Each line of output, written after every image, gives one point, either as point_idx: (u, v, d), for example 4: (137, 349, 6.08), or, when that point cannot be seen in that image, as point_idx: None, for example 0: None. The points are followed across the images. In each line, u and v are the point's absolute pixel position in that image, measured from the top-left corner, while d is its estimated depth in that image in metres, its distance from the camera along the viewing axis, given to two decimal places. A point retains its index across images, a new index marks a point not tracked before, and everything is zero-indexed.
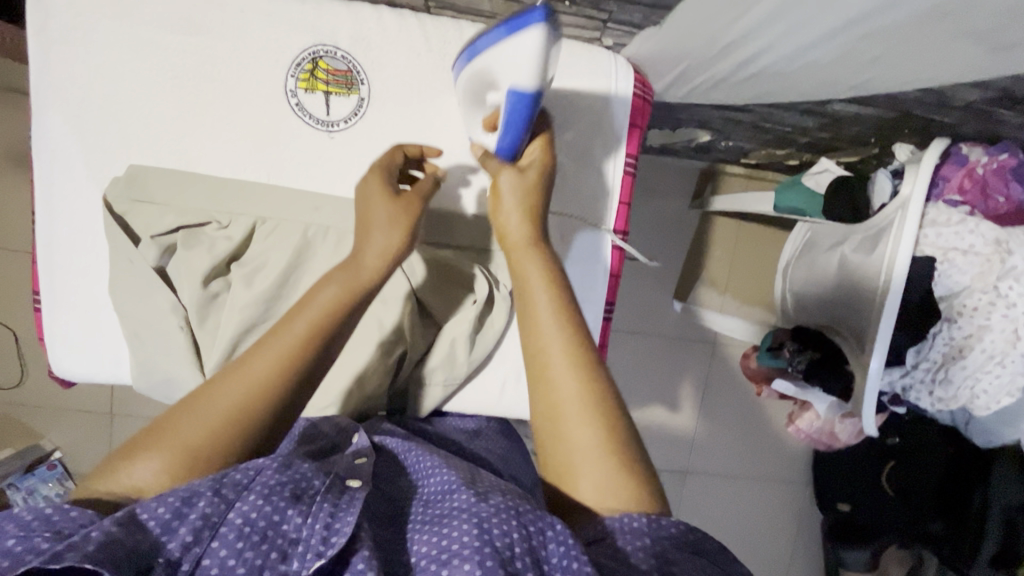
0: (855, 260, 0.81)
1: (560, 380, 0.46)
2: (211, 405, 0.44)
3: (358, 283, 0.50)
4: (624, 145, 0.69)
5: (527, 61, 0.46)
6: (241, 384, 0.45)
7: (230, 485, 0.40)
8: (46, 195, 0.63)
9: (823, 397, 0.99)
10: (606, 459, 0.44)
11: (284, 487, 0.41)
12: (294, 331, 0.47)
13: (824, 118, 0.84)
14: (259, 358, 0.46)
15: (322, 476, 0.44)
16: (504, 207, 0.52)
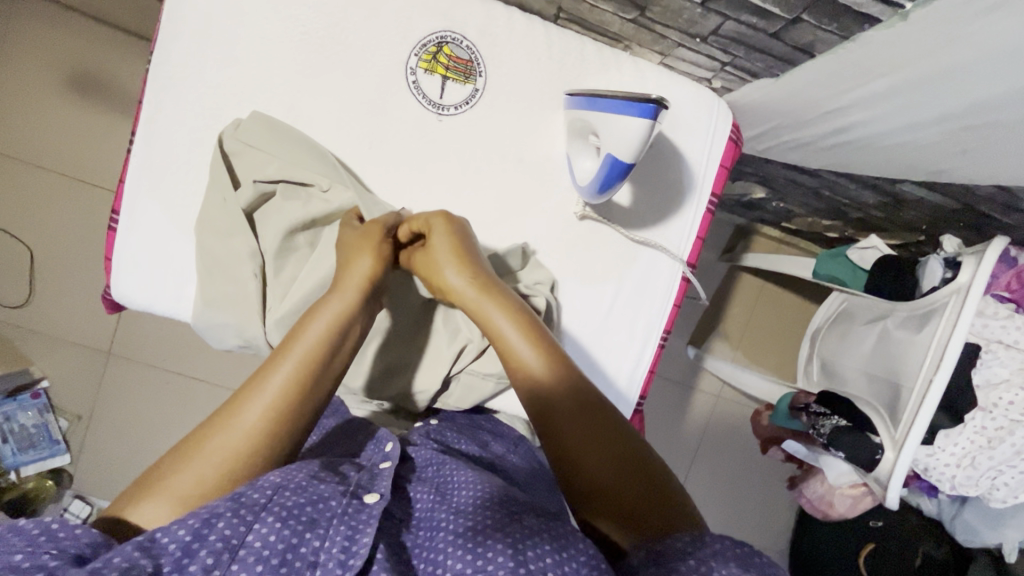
0: (896, 336, 0.83)
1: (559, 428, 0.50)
2: (212, 452, 0.45)
3: (348, 312, 0.53)
4: (711, 183, 0.71)
5: (621, 139, 0.54)
6: (235, 426, 0.46)
7: (247, 505, 0.41)
8: (149, 118, 0.63)
9: (835, 465, 1.01)
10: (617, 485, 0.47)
11: (301, 511, 0.42)
12: (285, 368, 0.48)
13: (886, 197, 0.87)
14: (254, 398, 0.47)
15: (340, 497, 0.44)
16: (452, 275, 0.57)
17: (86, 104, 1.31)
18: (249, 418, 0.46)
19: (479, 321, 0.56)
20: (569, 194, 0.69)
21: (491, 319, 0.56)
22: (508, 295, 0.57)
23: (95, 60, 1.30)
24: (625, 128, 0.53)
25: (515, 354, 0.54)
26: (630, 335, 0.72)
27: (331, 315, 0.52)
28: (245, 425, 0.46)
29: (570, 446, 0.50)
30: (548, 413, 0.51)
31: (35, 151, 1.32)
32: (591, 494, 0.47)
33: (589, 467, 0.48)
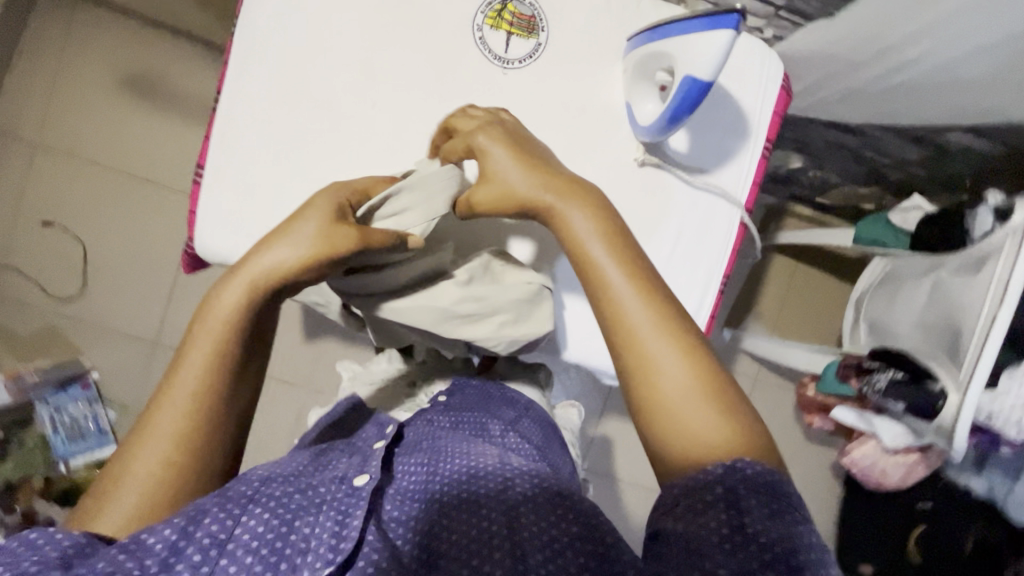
0: (952, 283, 0.83)
1: (644, 344, 0.48)
2: (158, 436, 0.51)
3: (259, 287, 0.54)
4: (766, 128, 0.72)
5: (698, 58, 0.56)
6: (167, 424, 0.51)
7: (236, 499, 0.49)
8: (235, 77, 0.67)
9: (890, 427, 1.01)
10: (696, 400, 0.46)
11: (287, 507, 0.50)
12: (200, 359, 0.53)
13: (930, 151, 0.89)
14: (182, 375, 0.53)
15: (331, 487, 0.53)
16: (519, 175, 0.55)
17: (137, 102, 1.38)
18: (181, 399, 0.52)
19: (548, 220, 0.54)
20: (629, 141, 0.71)
21: (569, 217, 0.53)
22: (592, 193, 0.54)
23: (145, 59, 1.37)
24: (707, 46, 0.55)
25: (593, 264, 0.51)
26: (691, 280, 0.73)
27: (245, 278, 0.54)
28: (176, 423, 0.51)
29: (638, 360, 0.48)
30: (632, 327, 0.48)
31: (88, 148, 1.37)
32: (652, 410, 0.47)
33: (662, 383, 0.47)
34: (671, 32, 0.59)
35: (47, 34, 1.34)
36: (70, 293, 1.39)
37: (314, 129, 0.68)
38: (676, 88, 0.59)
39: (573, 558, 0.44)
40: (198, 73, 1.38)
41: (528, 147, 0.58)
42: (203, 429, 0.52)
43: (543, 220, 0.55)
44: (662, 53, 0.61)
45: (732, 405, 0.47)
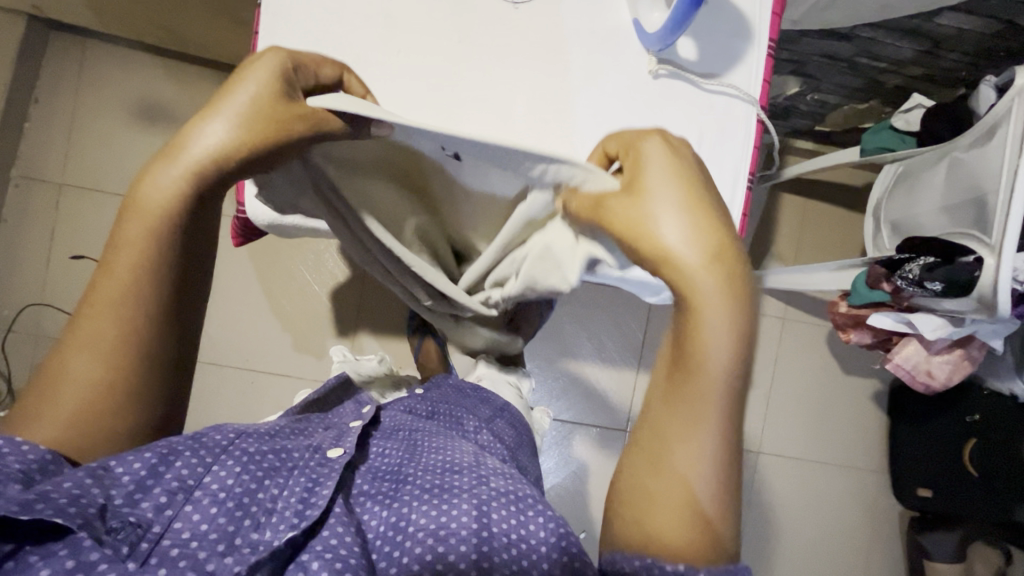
0: (967, 158, 0.86)
1: (688, 445, 0.50)
2: (85, 353, 0.49)
3: (200, 172, 0.50)
4: (769, 27, 0.76)
5: None
6: (93, 340, 0.49)
7: (207, 448, 0.57)
8: (266, 45, 0.71)
9: (928, 320, 1.02)
10: (689, 521, 0.49)
11: (257, 468, 0.58)
12: (119, 274, 0.50)
13: (924, 44, 0.93)
14: (110, 277, 0.50)
15: (307, 460, 0.62)
16: (689, 254, 0.48)
17: (154, 129, 1.44)
18: (104, 311, 0.49)
19: (678, 290, 0.49)
20: (640, 56, 0.75)
21: (707, 316, 0.48)
22: (745, 296, 0.49)
23: (156, 89, 1.43)
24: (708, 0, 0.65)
25: (702, 355, 0.49)
26: (720, 180, 0.76)
27: (172, 171, 0.50)
28: (100, 340, 0.49)
29: (675, 450, 0.50)
30: (689, 445, 0.50)
31: (111, 179, 1.42)
32: (655, 489, 0.50)
33: (670, 478, 0.50)
34: None
35: (61, 78, 1.40)
36: None
37: None
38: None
39: (533, 539, 0.56)
40: (206, 95, 1.44)
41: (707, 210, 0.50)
42: (134, 353, 0.50)
43: (668, 279, 0.50)
44: None
45: (719, 534, 0.49)
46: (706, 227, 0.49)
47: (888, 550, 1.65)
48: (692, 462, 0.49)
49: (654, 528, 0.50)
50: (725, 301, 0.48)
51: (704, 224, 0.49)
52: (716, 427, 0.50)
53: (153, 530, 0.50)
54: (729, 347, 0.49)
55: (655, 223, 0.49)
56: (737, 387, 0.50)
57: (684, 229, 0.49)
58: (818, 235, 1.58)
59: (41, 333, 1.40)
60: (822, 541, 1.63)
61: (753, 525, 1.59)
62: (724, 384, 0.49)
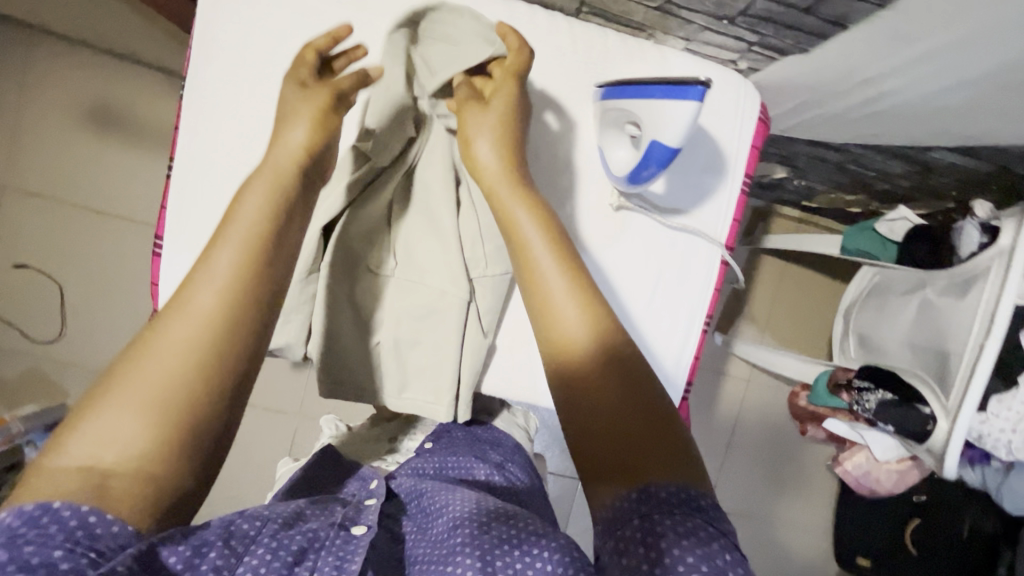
0: (941, 303, 0.83)
1: (573, 346, 0.45)
2: (149, 371, 0.38)
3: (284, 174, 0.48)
4: (745, 163, 0.70)
5: (674, 126, 0.51)
6: (147, 375, 0.39)
7: (238, 538, 0.42)
8: (187, 142, 0.63)
9: (882, 440, 1.00)
10: (624, 425, 0.42)
11: (290, 545, 0.43)
12: (202, 302, 0.41)
13: (914, 166, 0.88)
14: (199, 291, 0.41)
15: (328, 528, 0.46)
16: (490, 163, 0.52)
17: (107, 136, 1.33)
18: (172, 339, 0.39)
19: (493, 204, 0.52)
20: (603, 187, 0.69)
21: (517, 220, 0.50)
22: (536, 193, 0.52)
23: (108, 92, 1.32)
24: (668, 112, 0.51)
25: (538, 268, 0.47)
26: (674, 323, 0.72)
27: (263, 190, 0.46)
28: (156, 376, 0.38)
29: (616, 364, 0.44)
30: (566, 338, 0.45)
31: (59, 185, 1.33)
32: (594, 432, 0.42)
33: (584, 403, 0.43)
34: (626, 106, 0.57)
35: (9, 71, 1.29)
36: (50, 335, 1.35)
37: None
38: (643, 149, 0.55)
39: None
40: (162, 102, 1.33)
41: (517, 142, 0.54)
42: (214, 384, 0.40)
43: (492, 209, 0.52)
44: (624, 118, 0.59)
45: (658, 415, 0.42)
46: (504, 140, 0.53)
47: None
48: (580, 365, 0.44)
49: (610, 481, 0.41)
50: (516, 196, 0.51)
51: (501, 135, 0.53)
52: (572, 305, 0.46)
53: None
54: (540, 225, 0.49)
55: (471, 138, 0.53)
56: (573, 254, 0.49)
57: (490, 147, 0.53)
58: (797, 303, 1.53)
59: None
60: None
61: None
62: (565, 266, 0.48)
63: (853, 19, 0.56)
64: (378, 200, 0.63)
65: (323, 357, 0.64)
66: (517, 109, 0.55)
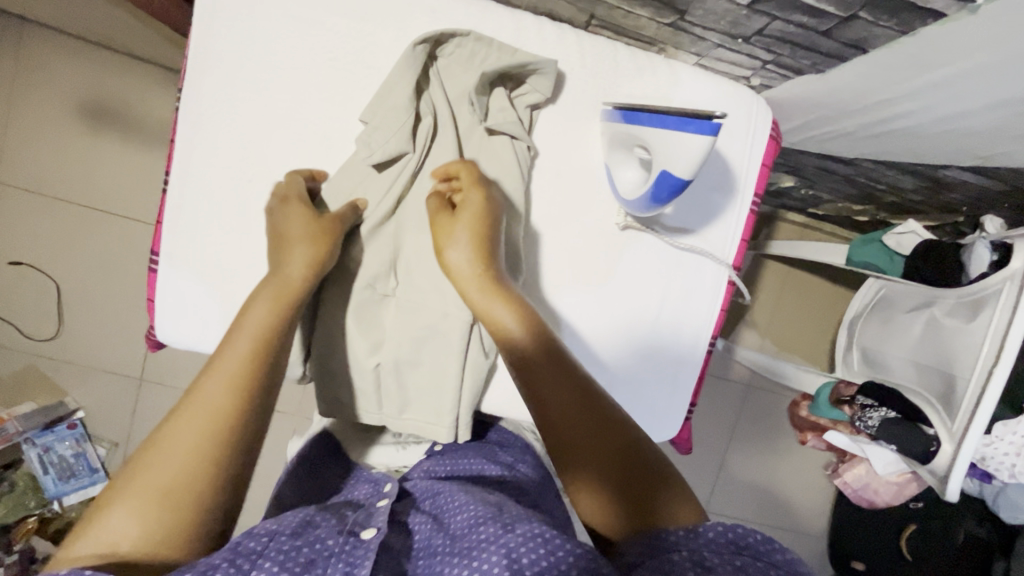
0: (947, 323, 0.82)
1: (563, 431, 0.48)
2: (174, 445, 0.41)
3: (288, 286, 0.53)
4: (754, 183, 0.69)
5: (683, 159, 0.49)
6: (163, 459, 0.41)
7: (244, 555, 0.38)
8: (183, 156, 0.62)
9: (882, 455, 1.00)
10: (620, 483, 0.45)
11: (296, 554, 0.40)
12: (217, 382, 0.45)
13: (926, 181, 0.86)
14: (211, 380, 0.45)
15: (334, 535, 0.43)
16: (461, 264, 0.55)
17: (91, 130, 1.27)
18: (190, 421, 0.42)
19: (473, 303, 0.55)
20: (610, 206, 0.67)
21: (497, 320, 0.53)
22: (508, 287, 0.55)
23: (94, 84, 1.26)
24: (678, 146, 0.49)
25: (522, 359, 0.52)
26: (678, 343, 0.71)
27: (266, 301, 0.51)
28: (179, 451, 0.41)
29: (559, 365, 0.51)
30: (551, 409, 0.49)
31: (45, 182, 1.28)
32: (563, 432, 0.48)
33: (580, 476, 0.47)
34: (634, 129, 0.56)
35: None
36: (46, 333, 1.33)
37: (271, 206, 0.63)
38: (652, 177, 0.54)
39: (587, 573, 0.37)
40: (154, 96, 1.27)
41: (490, 245, 0.56)
42: (229, 450, 0.43)
43: (474, 309, 0.55)
44: (632, 142, 0.58)
45: (652, 470, 0.46)
46: (475, 240, 0.56)
47: None
48: (573, 444, 0.48)
49: (592, 472, 0.46)
50: (495, 292, 0.54)
51: (472, 235, 0.56)
52: (558, 392, 0.49)
53: None
54: (519, 322, 0.53)
55: (444, 252, 0.56)
56: (551, 340, 0.53)
57: (459, 250, 0.55)
58: (798, 308, 1.51)
59: None
60: None
61: None
62: (542, 352, 0.51)
63: (875, 43, 0.55)
64: (382, 222, 0.61)
65: (324, 377, 0.63)
66: (493, 216, 0.57)
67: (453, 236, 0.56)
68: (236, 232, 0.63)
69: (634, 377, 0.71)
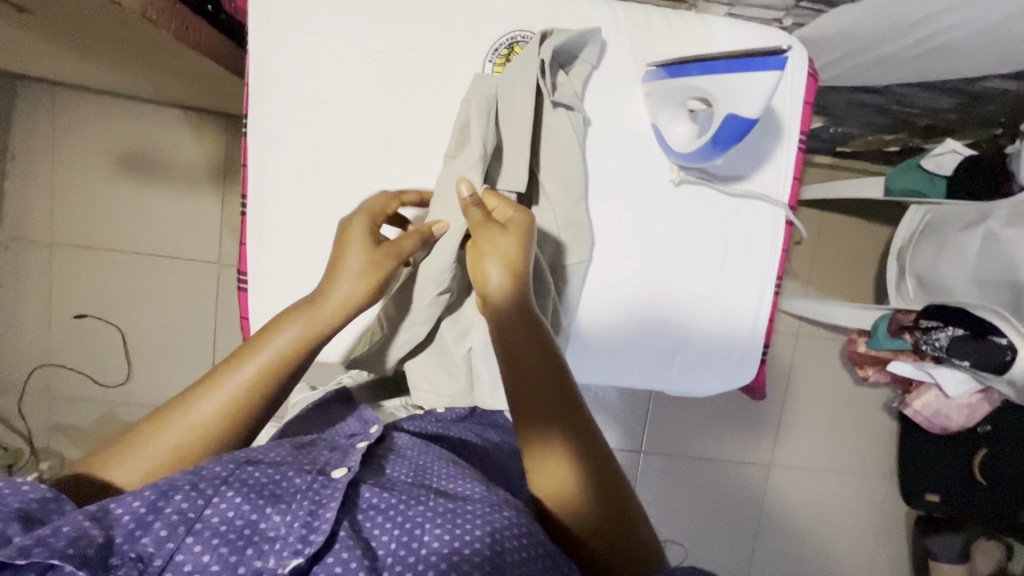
0: (1005, 234, 0.83)
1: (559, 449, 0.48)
2: (189, 419, 0.48)
3: (316, 320, 0.54)
4: (799, 121, 0.70)
5: (756, 94, 0.54)
6: (176, 427, 0.48)
7: (207, 482, 0.43)
8: (257, 176, 0.65)
9: (951, 376, 1.00)
10: (600, 522, 0.46)
11: (263, 487, 0.44)
12: (241, 378, 0.51)
13: (962, 98, 0.87)
14: (236, 374, 0.51)
15: (305, 475, 0.46)
16: (491, 281, 0.53)
17: (133, 180, 1.33)
18: (207, 405, 0.49)
19: (493, 317, 0.53)
20: (662, 164, 0.69)
21: (508, 334, 0.52)
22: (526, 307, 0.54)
23: (129, 135, 1.31)
24: (750, 86, 0.54)
25: (534, 376, 0.51)
26: (746, 289, 0.73)
27: (300, 326, 0.53)
28: (189, 424, 0.48)
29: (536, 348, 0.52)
30: (554, 429, 0.49)
31: (97, 235, 1.34)
32: (537, 410, 0.50)
33: (563, 501, 0.47)
34: (688, 83, 0.59)
35: (36, 129, 1.29)
36: (117, 379, 1.39)
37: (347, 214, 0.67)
38: (715, 126, 0.57)
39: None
40: (187, 138, 1.32)
41: (523, 269, 0.54)
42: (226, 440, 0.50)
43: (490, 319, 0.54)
44: (684, 100, 0.61)
45: (631, 520, 0.47)
46: (510, 259, 0.54)
47: (896, 554, 1.67)
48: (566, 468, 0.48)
49: (576, 491, 0.47)
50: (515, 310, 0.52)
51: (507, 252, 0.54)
52: (558, 411, 0.50)
53: (155, 565, 0.40)
54: (533, 342, 0.52)
55: (484, 263, 0.53)
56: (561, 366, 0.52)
57: (494, 267, 0.53)
58: (837, 250, 1.51)
59: (54, 393, 1.37)
60: (832, 547, 1.64)
61: (767, 535, 1.61)
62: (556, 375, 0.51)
63: None
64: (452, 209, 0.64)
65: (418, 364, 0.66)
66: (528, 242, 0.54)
67: (493, 249, 0.54)
68: (317, 242, 0.67)
69: (708, 327, 0.72)
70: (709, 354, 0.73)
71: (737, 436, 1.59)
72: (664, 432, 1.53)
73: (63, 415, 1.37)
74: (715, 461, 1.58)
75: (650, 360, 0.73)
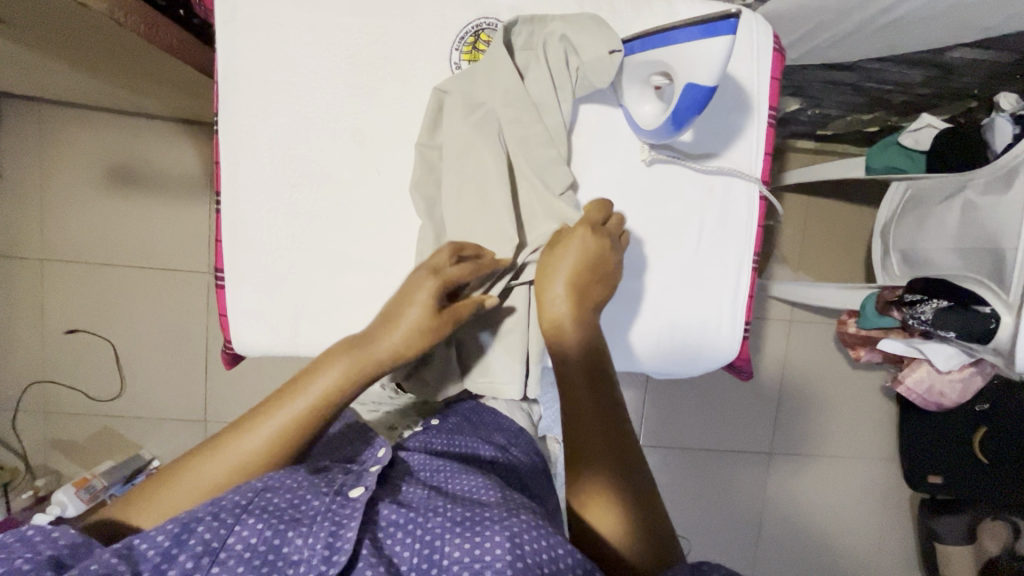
0: (982, 204, 0.84)
1: (594, 451, 0.52)
2: (235, 454, 0.49)
3: (366, 359, 0.52)
4: (767, 97, 0.71)
5: (706, 63, 0.55)
6: (224, 461, 0.49)
7: (227, 509, 0.43)
8: (230, 174, 0.66)
9: (941, 349, 1.00)
10: (628, 522, 0.48)
11: (283, 512, 0.44)
12: (283, 414, 0.50)
13: (933, 71, 0.88)
14: (281, 408, 0.50)
15: (321, 496, 0.46)
16: (555, 292, 0.56)
17: (122, 194, 1.34)
18: (253, 439, 0.50)
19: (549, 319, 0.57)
20: (632, 144, 0.70)
21: (563, 336, 0.56)
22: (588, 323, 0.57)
23: (113, 148, 1.32)
24: (704, 53, 0.55)
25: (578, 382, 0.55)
26: (723, 264, 0.73)
27: (342, 369, 0.52)
28: (236, 458, 0.49)
29: (576, 385, 0.55)
30: (584, 432, 0.53)
31: (88, 250, 1.34)
32: (580, 445, 0.52)
33: (592, 498, 0.49)
34: (648, 59, 0.60)
35: (23, 148, 1.30)
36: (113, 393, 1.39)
37: (322, 207, 0.67)
38: (676, 97, 0.59)
39: None
40: (171, 150, 1.33)
41: (589, 290, 0.57)
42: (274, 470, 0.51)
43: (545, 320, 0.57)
44: (645, 81, 0.62)
45: (655, 524, 0.50)
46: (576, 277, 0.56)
47: (904, 538, 1.65)
48: (597, 468, 0.51)
49: (605, 489, 0.50)
50: (573, 320, 0.56)
51: (575, 270, 0.57)
52: (597, 418, 0.53)
53: None
54: (583, 350, 0.56)
55: (552, 270, 0.57)
56: (602, 379, 0.56)
57: (560, 283, 0.56)
58: (825, 236, 1.51)
59: (49, 409, 1.37)
60: (838, 534, 1.62)
61: (770, 523, 1.59)
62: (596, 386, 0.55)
63: None
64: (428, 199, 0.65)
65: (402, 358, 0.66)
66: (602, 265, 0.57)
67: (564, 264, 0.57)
68: (293, 237, 0.67)
69: (693, 310, 0.73)
70: (692, 329, 0.73)
71: (736, 426, 1.57)
72: (662, 425, 1.53)
73: (58, 432, 1.37)
74: (713, 451, 1.57)
75: (641, 328, 0.72)
